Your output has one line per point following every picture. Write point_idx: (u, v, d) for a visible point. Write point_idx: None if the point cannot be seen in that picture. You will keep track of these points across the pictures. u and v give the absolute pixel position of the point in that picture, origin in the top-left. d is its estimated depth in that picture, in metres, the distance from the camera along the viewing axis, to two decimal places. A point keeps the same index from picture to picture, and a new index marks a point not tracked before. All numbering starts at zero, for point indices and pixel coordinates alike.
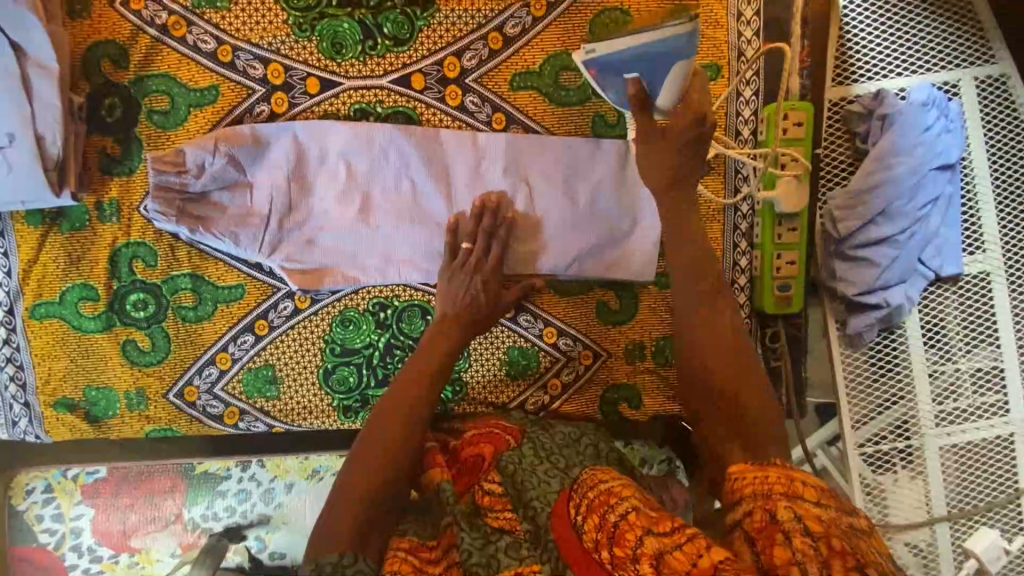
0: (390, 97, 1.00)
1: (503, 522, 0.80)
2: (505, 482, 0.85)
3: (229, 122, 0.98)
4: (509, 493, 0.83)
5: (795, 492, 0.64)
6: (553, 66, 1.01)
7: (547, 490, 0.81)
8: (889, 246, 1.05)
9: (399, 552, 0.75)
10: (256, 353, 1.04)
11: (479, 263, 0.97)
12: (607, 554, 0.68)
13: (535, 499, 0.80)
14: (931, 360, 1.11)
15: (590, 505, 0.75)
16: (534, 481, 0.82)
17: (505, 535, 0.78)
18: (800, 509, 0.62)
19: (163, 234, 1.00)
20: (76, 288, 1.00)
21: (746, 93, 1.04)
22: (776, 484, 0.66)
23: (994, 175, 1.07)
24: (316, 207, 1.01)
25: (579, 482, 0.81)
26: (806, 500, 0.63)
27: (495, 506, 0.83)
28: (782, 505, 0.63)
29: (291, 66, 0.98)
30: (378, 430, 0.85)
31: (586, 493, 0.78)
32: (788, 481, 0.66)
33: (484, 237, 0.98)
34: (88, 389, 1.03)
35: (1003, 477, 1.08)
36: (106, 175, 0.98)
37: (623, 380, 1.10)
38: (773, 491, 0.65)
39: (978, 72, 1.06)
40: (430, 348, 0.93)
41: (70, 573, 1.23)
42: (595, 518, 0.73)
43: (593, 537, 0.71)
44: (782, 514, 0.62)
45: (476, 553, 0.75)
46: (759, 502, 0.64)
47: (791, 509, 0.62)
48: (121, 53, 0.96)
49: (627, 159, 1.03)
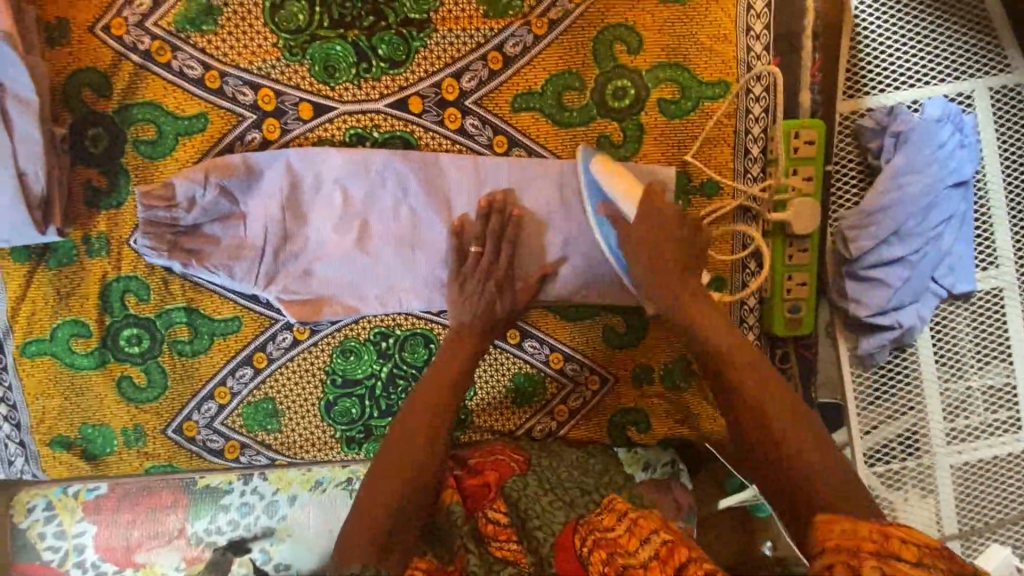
0: (386, 121, 0.96)
1: (507, 553, 0.77)
2: (509, 511, 0.82)
3: (219, 151, 0.94)
4: (514, 523, 0.80)
5: (887, 549, 0.56)
6: (555, 86, 0.97)
7: (551, 521, 0.79)
8: (901, 266, 1.02)
9: (418, 571, 0.73)
10: (255, 387, 1.02)
11: (492, 274, 0.94)
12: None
13: (540, 528, 0.78)
14: (943, 377, 1.09)
15: (601, 539, 0.73)
16: (538, 509, 0.81)
17: (508, 566, 0.75)
18: (893, 571, 0.54)
19: (155, 268, 0.97)
20: (67, 325, 0.97)
21: (756, 109, 1.00)
22: (867, 541, 0.58)
23: (1008, 189, 1.05)
24: (312, 236, 0.97)
25: (589, 518, 0.79)
26: (902, 560, 0.55)
27: (498, 535, 0.80)
28: (870, 564, 0.55)
29: (283, 91, 0.94)
30: (389, 454, 0.85)
31: (596, 526, 0.76)
32: (884, 538, 0.57)
33: (493, 242, 0.94)
34: (84, 426, 1.00)
35: (1014, 494, 1.08)
36: (93, 208, 0.95)
37: (630, 403, 1.08)
38: (863, 548, 0.57)
39: (993, 82, 1.03)
40: (441, 370, 0.92)
41: None
42: (602, 553, 0.71)
43: (599, 568, 0.70)
44: (867, 571, 0.54)
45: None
46: (844, 557, 0.57)
47: (880, 569, 0.54)
48: (104, 81, 0.92)
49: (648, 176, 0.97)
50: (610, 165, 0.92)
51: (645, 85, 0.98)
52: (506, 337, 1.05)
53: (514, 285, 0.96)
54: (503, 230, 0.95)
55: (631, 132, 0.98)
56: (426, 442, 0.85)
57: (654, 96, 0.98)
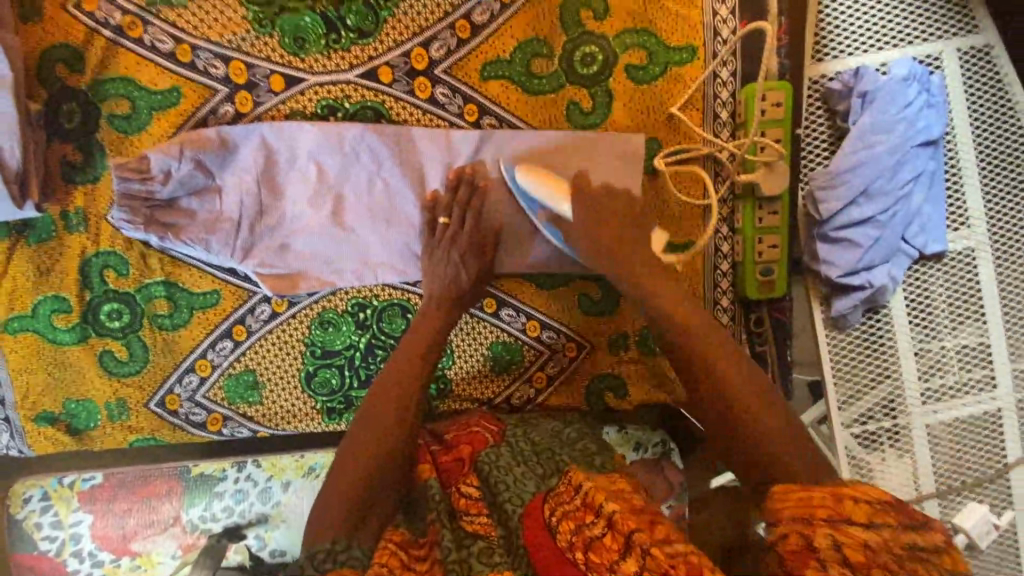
0: (357, 92, 0.97)
1: (478, 526, 0.77)
2: (481, 486, 0.83)
3: (193, 125, 0.96)
4: (485, 497, 0.81)
5: (840, 514, 0.59)
6: (524, 54, 0.98)
7: (522, 490, 0.79)
8: (871, 227, 1.03)
9: (390, 544, 0.73)
10: (236, 359, 1.03)
11: (458, 245, 0.95)
12: (582, 557, 0.66)
13: (509, 501, 0.78)
14: (917, 338, 1.10)
15: (567, 510, 0.72)
16: (509, 482, 0.81)
17: (478, 540, 0.74)
18: (842, 536, 0.57)
19: (133, 242, 0.98)
20: (48, 301, 0.98)
21: (724, 74, 1.01)
22: (819, 504, 0.61)
23: (978, 148, 1.06)
24: (288, 209, 0.99)
25: (556, 488, 0.78)
26: (855, 523, 0.58)
27: (470, 508, 0.80)
28: (823, 532, 0.58)
29: (253, 63, 0.95)
30: (364, 426, 0.85)
31: (562, 497, 0.75)
32: (835, 500, 0.60)
33: (460, 212, 0.95)
34: (68, 401, 1.02)
35: (991, 452, 1.09)
36: (70, 183, 0.96)
37: (608, 369, 1.09)
38: (815, 514, 0.60)
39: (961, 43, 1.04)
40: (412, 341, 0.93)
41: None
42: (570, 524, 0.70)
43: (567, 538, 0.69)
44: (818, 541, 0.58)
45: (453, 552, 0.74)
46: (795, 526, 0.60)
47: (830, 536, 0.58)
48: (77, 57, 0.93)
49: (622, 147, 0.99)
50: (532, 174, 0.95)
51: (613, 51, 0.99)
52: (483, 305, 1.06)
53: (481, 255, 0.97)
54: (470, 202, 0.95)
55: (600, 97, 0.99)
56: (397, 416, 0.86)
57: (621, 62, 0.99)
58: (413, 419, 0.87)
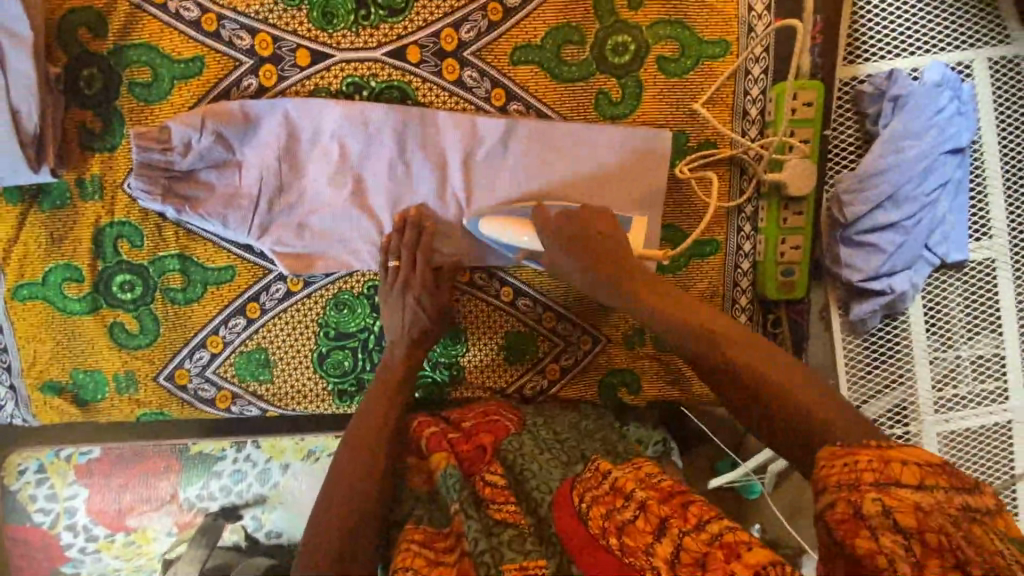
0: (384, 70, 0.95)
1: (506, 514, 0.80)
2: (506, 474, 0.86)
3: (216, 96, 0.94)
4: (510, 486, 0.84)
5: (887, 477, 0.56)
6: (554, 40, 0.96)
7: (548, 477, 0.84)
8: (894, 232, 1.03)
9: (412, 544, 0.77)
10: (248, 337, 1.02)
11: (410, 286, 0.95)
12: (616, 542, 0.73)
13: (536, 490, 0.83)
14: (933, 347, 1.09)
15: (596, 496, 0.79)
16: (535, 470, 0.85)
17: (509, 528, 0.79)
18: (892, 499, 0.55)
19: (149, 213, 0.96)
20: (58, 269, 0.97)
21: (755, 70, 1.00)
22: (867, 469, 0.57)
23: (1004, 159, 1.05)
24: (308, 187, 0.97)
25: (583, 475, 0.84)
26: (903, 485, 0.56)
27: (496, 497, 0.83)
28: (871, 497, 0.56)
29: (280, 36, 0.93)
30: (363, 414, 0.89)
31: (589, 484, 0.82)
32: (884, 464, 0.57)
33: (408, 253, 0.95)
34: (76, 371, 1.00)
35: (1000, 463, 1.09)
36: (87, 150, 0.94)
37: (622, 364, 1.08)
38: (861, 480, 0.57)
39: (993, 52, 1.03)
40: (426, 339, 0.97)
41: (67, 552, 1.19)
42: (600, 509, 0.77)
43: (599, 524, 0.76)
44: (869, 508, 0.55)
45: (482, 541, 0.78)
46: (844, 493, 0.57)
47: (880, 501, 0.55)
48: (99, 20, 0.91)
49: (642, 147, 0.98)
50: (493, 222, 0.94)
51: (645, 42, 0.97)
52: (499, 294, 1.05)
53: (437, 291, 0.97)
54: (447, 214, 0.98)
55: (630, 89, 0.98)
56: (388, 400, 0.90)
57: (653, 53, 0.98)
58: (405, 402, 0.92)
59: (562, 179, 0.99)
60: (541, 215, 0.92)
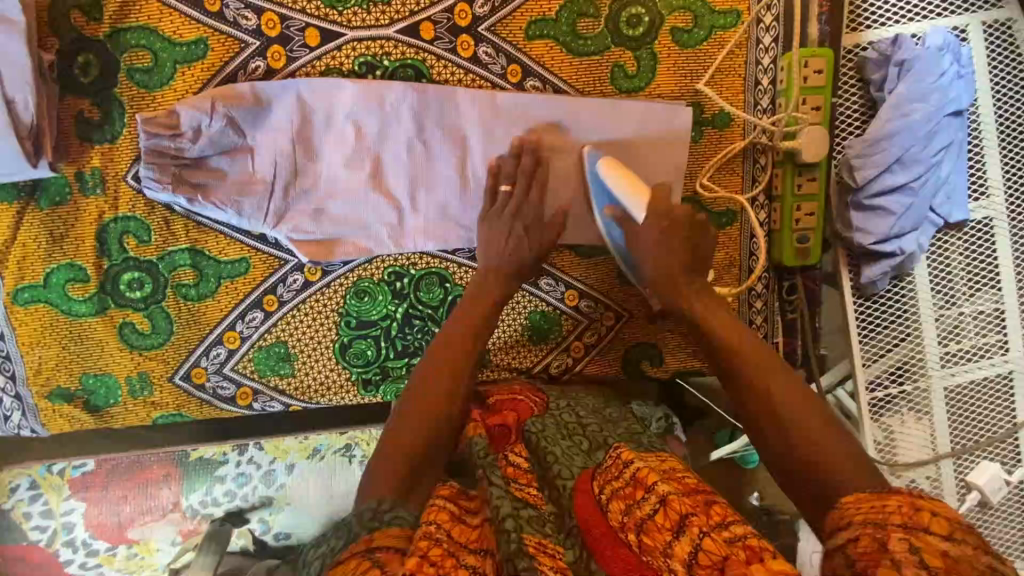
0: (397, 49, 0.93)
1: (527, 494, 0.79)
2: (530, 457, 0.86)
3: (223, 80, 0.90)
4: (534, 470, 0.84)
5: (917, 520, 0.52)
6: (569, 13, 0.95)
7: (570, 463, 0.82)
8: (902, 195, 1.06)
9: (438, 499, 0.70)
10: (266, 331, 0.99)
11: None
12: (634, 539, 0.69)
13: (559, 476, 0.81)
14: (937, 304, 1.13)
15: (617, 488, 0.75)
16: (557, 454, 0.83)
17: (528, 507, 0.76)
18: (919, 542, 0.50)
19: (156, 206, 0.92)
20: (62, 269, 0.92)
21: (766, 39, 1.01)
22: (895, 512, 0.53)
23: (1000, 120, 1.08)
24: (324, 171, 0.94)
25: (604, 464, 0.82)
26: (933, 532, 0.51)
27: (518, 477, 0.82)
28: (897, 536, 0.51)
29: (288, 16, 0.90)
30: (415, 392, 0.83)
31: (609, 474, 0.79)
32: (913, 509, 0.53)
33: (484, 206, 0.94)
34: (85, 376, 0.96)
35: (1003, 412, 1.13)
36: (85, 142, 0.89)
37: (643, 338, 1.09)
38: (887, 519, 0.53)
39: (986, 17, 1.06)
40: (475, 298, 0.94)
41: (66, 569, 1.15)
42: (620, 504, 0.73)
43: (619, 518, 0.73)
44: (895, 544, 0.50)
45: (505, 508, 0.73)
46: (869, 528, 0.53)
47: (907, 541, 0.50)
48: (93, 3, 0.86)
49: (662, 120, 0.98)
50: (608, 166, 0.93)
51: (659, 13, 0.97)
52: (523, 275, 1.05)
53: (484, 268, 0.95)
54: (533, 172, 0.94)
55: (645, 61, 0.98)
56: (450, 382, 0.84)
57: (667, 25, 0.98)
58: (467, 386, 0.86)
59: (582, 156, 0.98)
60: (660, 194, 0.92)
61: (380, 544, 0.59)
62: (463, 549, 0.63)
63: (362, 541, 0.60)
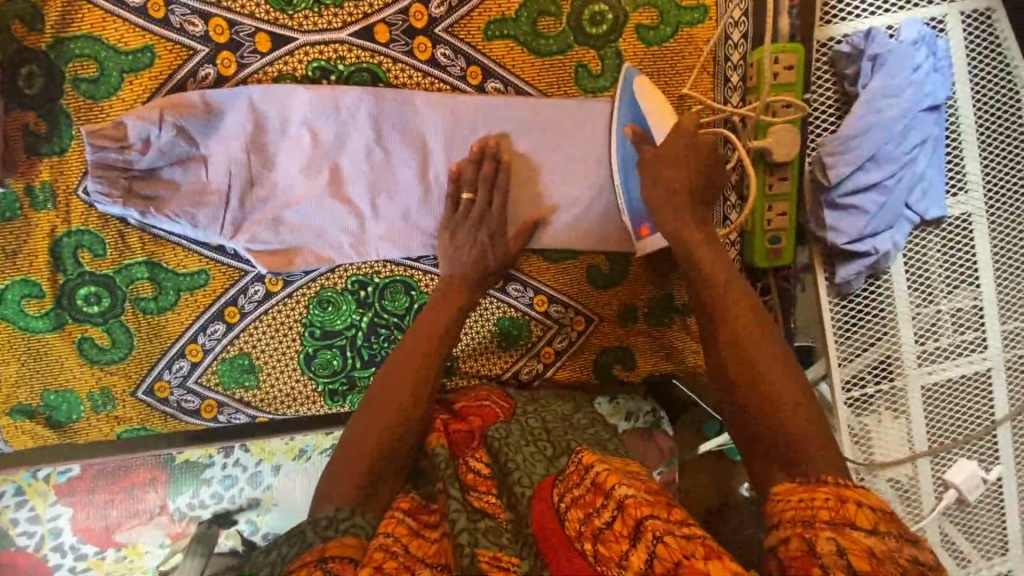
0: (351, 53, 0.90)
1: (486, 504, 0.77)
2: (491, 462, 0.82)
3: (172, 89, 0.87)
4: (495, 475, 0.81)
5: (843, 517, 0.57)
6: (529, 11, 0.92)
7: (532, 470, 0.79)
8: (877, 193, 1.04)
9: (397, 514, 0.71)
10: (229, 343, 0.97)
11: None
12: (590, 548, 0.65)
13: (518, 483, 0.77)
14: (914, 302, 1.11)
15: (576, 496, 0.72)
16: (519, 461, 0.80)
17: (486, 518, 0.74)
18: (844, 540, 0.55)
19: (109, 220, 0.90)
20: (16, 286, 0.90)
21: (735, 35, 0.98)
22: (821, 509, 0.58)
23: (978, 114, 1.05)
24: (281, 179, 0.92)
25: (566, 471, 0.78)
26: (858, 530, 0.55)
27: (477, 486, 0.80)
28: (824, 535, 0.55)
29: (236, 20, 0.87)
30: (374, 402, 0.83)
31: (571, 483, 0.75)
32: (838, 503, 0.58)
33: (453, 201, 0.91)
34: (47, 394, 0.95)
35: (981, 410, 1.12)
36: (34, 156, 0.87)
37: (615, 342, 1.07)
38: (816, 517, 0.58)
39: (964, 6, 1.02)
40: (437, 304, 0.91)
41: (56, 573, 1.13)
42: (578, 512, 0.69)
43: (576, 526, 0.68)
44: (823, 546, 0.54)
45: (461, 521, 0.70)
46: (797, 529, 0.57)
47: (833, 540, 0.54)
48: (32, 11, 0.83)
49: None
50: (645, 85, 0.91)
51: (623, 10, 0.94)
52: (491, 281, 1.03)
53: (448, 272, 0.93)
54: (495, 176, 0.92)
55: (610, 60, 0.95)
56: (413, 388, 0.83)
57: (631, 22, 0.95)
58: (431, 391, 0.85)
59: (546, 159, 0.96)
60: (687, 117, 0.87)
61: (332, 553, 0.61)
62: (420, 562, 0.65)
63: (314, 550, 0.62)
